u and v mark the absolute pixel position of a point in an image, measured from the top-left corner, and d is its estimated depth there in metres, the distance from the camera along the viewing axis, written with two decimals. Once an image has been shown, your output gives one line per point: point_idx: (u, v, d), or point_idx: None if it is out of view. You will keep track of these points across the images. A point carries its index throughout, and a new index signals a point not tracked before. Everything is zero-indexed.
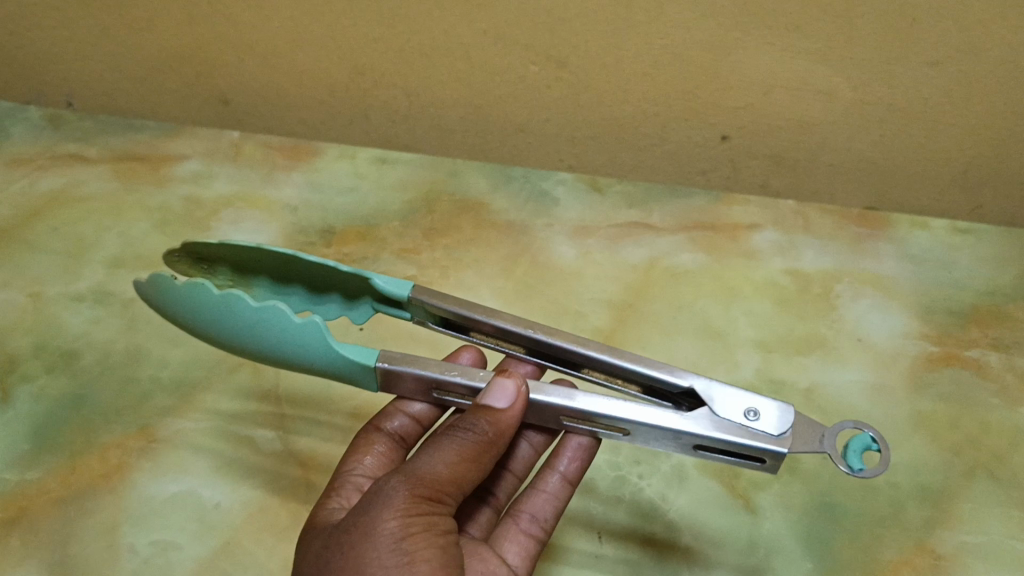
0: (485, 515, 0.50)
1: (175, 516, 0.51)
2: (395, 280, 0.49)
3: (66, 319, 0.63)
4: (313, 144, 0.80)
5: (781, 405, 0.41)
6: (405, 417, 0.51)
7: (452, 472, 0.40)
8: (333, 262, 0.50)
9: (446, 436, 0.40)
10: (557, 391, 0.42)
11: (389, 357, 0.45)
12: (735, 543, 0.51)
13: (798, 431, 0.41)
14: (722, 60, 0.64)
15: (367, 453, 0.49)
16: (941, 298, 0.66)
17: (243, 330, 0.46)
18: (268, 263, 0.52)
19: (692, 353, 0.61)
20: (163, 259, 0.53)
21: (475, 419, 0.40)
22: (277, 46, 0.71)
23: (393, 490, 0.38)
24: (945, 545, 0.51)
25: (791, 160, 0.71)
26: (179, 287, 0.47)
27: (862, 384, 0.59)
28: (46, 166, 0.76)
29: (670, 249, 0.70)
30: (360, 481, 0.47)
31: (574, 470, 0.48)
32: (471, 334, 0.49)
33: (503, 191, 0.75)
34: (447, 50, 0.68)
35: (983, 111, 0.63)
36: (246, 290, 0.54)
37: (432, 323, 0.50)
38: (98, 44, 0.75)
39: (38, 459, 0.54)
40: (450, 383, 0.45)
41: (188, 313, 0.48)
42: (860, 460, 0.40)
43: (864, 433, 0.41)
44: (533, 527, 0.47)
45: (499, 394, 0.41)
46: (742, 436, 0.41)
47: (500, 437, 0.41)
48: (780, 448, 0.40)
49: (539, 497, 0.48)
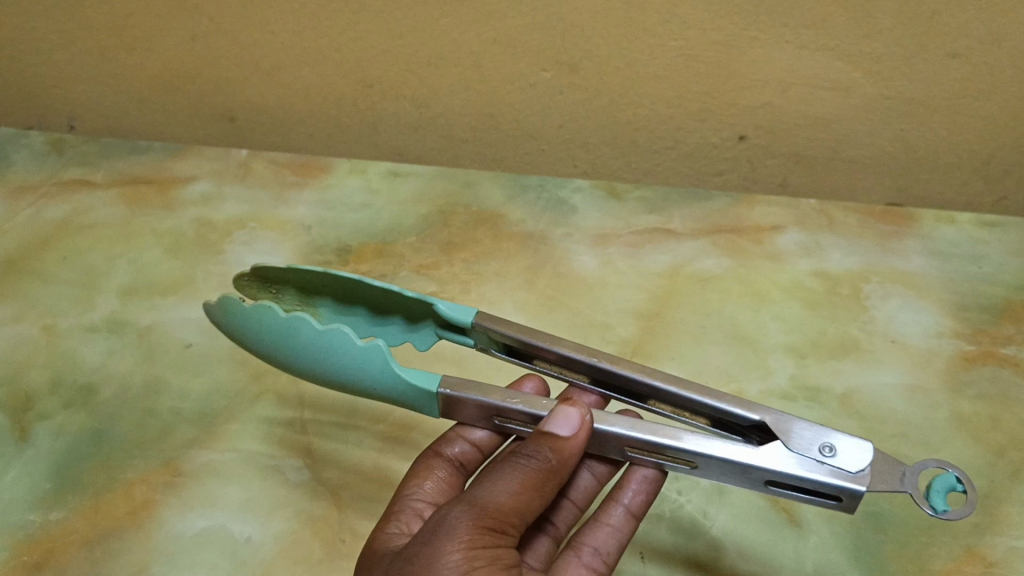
0: (543, 544, 0.49)
1: (205, 553, 0.50)
2: (460, 306, 0.49)
3: (81, 352, 0.62)
4: (322, 159, 0.79)
5: (859, 441, 0.40)
6: (466, 443, 0.49)
7: (515, 502, 0.39)
8: (396, 286, 0.50)
9: (508, 464, 0.39)
10: (622, 422, 0.42)
11: (450, 383, 0.44)
12: (783, 559, 0.50)
13: (876, 470, 0.40)
14: (738, 60, 0.63)
15: (426, 478, 0.48)
16: (971, 293, 0.65)
17: (305, 355, 0.46)
18: (333, 286, 0.52)
19: (724, 361, 0.60)
20: (233, 282, 0.53)
21: (538, 446, 0.39)
22: (282, 62, 0.70)
23: (456, 520, 0.37)
24: (996, 551, 0.49)
25: (811, 158, 0.70)
26: (246, 309, 0.47)
27: (899, 386, 0.58)
28: (51, 193, 0.75)
29: (694, 254, 0.68)
30: (419, 506, 0.46)
31: (638, 503, 0.48)
32: (535, 361, 0.49)
33: (519, 201, 0.74)
34: (456, 59, 0.67)
35: (1006, 100, 0.62)
36: (311, 313, 0.54)
37: (495, 350, 0.50)
38: (99, 67, 0.74)
39: (61, 499, 0.53)
40: (511, 411, 0.44)
41: (253, 336, 0.48)
42: (944, 500, 0.39)
43: (948, 472, 0.40)
44: (596, 561, 0.46)
45: (562, 422, 0.39)
46: (814, 472, 0.40)
47: (563, 465, 0.40)
48: (857, 486, 0.39)
49: (602, 530, 0.47)
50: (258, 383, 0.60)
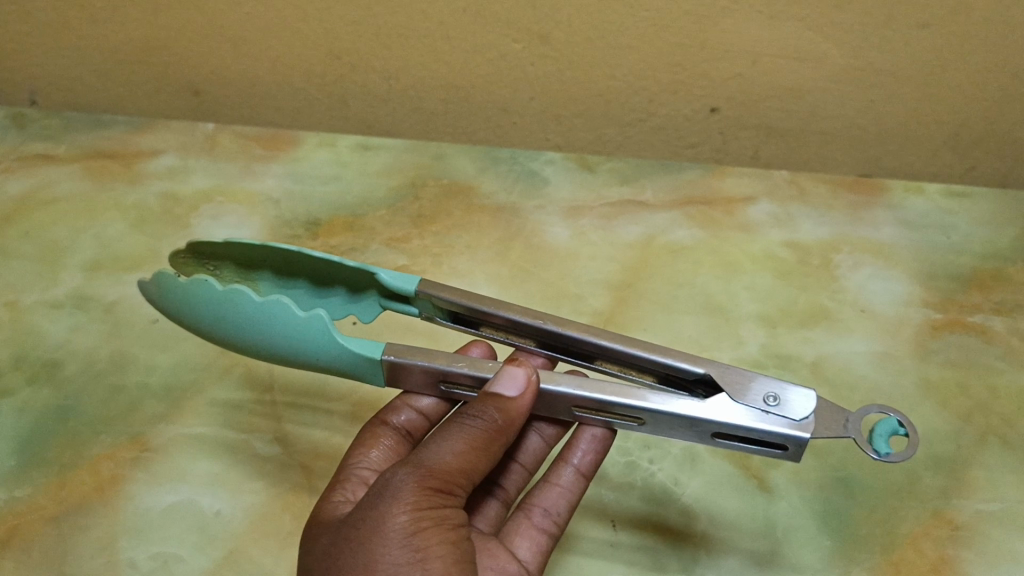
0: (492, 509, 0.49)
1: (175, 527, 0.49)
2: (402, 275, 0.49)
3: (45, 328, 0.60)
4: (291, 133, 0.78)
5: (803, 390, 0.41)
6: (412, 412, 0.49)
7: (461, 462, 0.38)
8: (337, 256, 0.49)
9: (453, 425, 0.39)
10: (569, 381, 0.42)
11: (395, 350, 0.44)
12: (753, 524, 0.50)
13: (821, 416, 0.40)
14: (710, 31, 0.62)
15: (372, 447, 0.47)
16: (940, 262, 0.65)
17: (247, 327, 0.45)
18: (274, 259, 0.51)
19: (694, 331, 0.60)
20: (169, 260, 0.52)
21: (483, 406, 0.39)
22: (246, 34, 0.68)
23: (401, 483, 0.37)
24: (962, 514, 0.50)
25: (781, 129, 0.70)
26: (183, 285, 0.46)
27: (867, 354, 0.59)
28: (13, 168, 0.73)
29: (666, 225, 0.68)
30: (365, 473, 0.45)
31: (588, 462, 0.48)
32: (482, 328, 0.49)
33: (491, 174, 0.73)
34: (426, 30, 0.66)
35: (975, 70, 0.62)
36: (251, 286, 0.53)
37: (441, 318, 0.50)
38: (56, 39, 0.71)
39: (25, 475, 0.52)
40: (457, 375, 0.44)
41: (192, 312, 0.47)
42: (887, 443, 0.40)
43: (890, 417, 0.40)
44: (546, 521, 0.47)
45: (508, 382, 0.40)
46: (760, 422, 0.40)
47: (510, 425, 0.40)
48: (802, 433, 0.39)
49: (552, 491, 0.48)
50: (225, 356, 0.59)
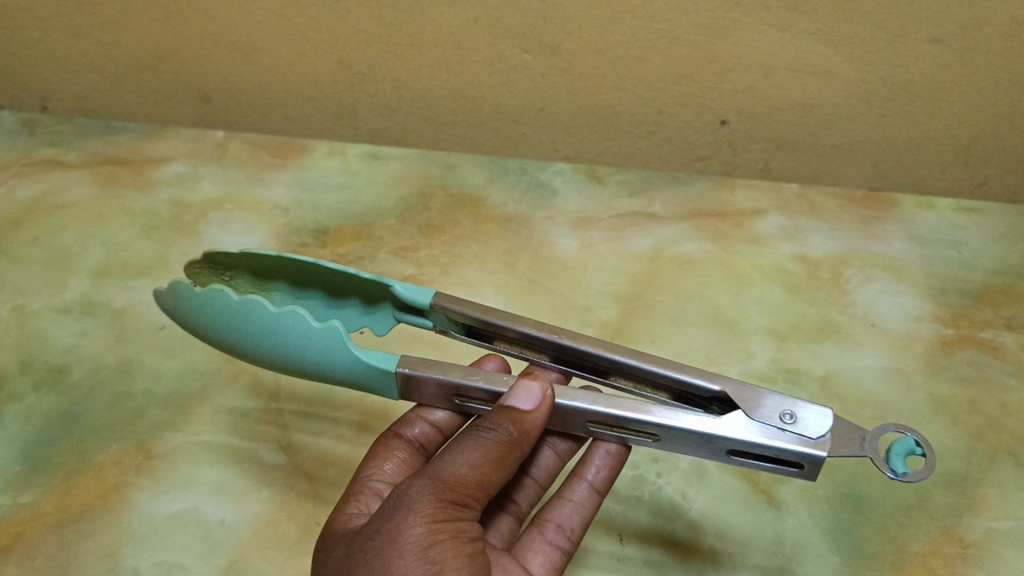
0: (505, 523, 0.49)
1: (179, 535, 0.49)
2: (417, 287, 0.48)
3: (52, 333, 0.60)
4: (301, 141, 0.78)
5: (819, 408, 0.40)
6: (426, 424, 0.49)
7: (476, 475, 0.38)
8: (352, 268, 0.49)
9: (468, 437, 0.39)
10: (584, 397, 0.42)
11: (410, 363, 0.44)
12: (761, 541, 0.49)
13: (837, 435, 0.40)
14: (721, 44, 0.62)
15: (386, 459, 0.47)
16: (950, 277, 0.65)
17: (260, 339, 0.45)
18: (289, 270, 0.51)
19: (703, 344, 0.60)
20: (185, 269, 0.52)
21: (499, 419, 0.39)
22: (258, 42, 0.69)
23: (417, 494, 0.37)
24: (973, 532, 0.50)
25: (792, 142, 0.70)
26: (199, 295, 0.46)
27: (878, 369, 0.59)
28: (23, 173, 0.74)
29: (674, 238, 0.68)
30: (379, 486, 0.45)
31: (602, 479, 0.47)
32: (496, 342, 0.48)
33: (500, 184, 0.73)
34: (436, 40, 0.66)
35: (987, 86, 0.62)
36: (266, 297, 0.53)
37: (454, 332, 0.49)
38: (69, 45, 0.72)
39: (29, 481, 0.51)
40: (471, 388, 0.43)
41: (206, 322, 0.47)
42: (904, 463, 0.39)
43: (906, 436, 0.40)
44: (559, 537, 0.46)
45: (523, 396, 0.40)
46: (775, 439, 0.40)
47: (524, 438, 0.40)
48: (818, 452, 0.39)
49: (566, 508, 0.47)
50: (231, 364, 0.59)
